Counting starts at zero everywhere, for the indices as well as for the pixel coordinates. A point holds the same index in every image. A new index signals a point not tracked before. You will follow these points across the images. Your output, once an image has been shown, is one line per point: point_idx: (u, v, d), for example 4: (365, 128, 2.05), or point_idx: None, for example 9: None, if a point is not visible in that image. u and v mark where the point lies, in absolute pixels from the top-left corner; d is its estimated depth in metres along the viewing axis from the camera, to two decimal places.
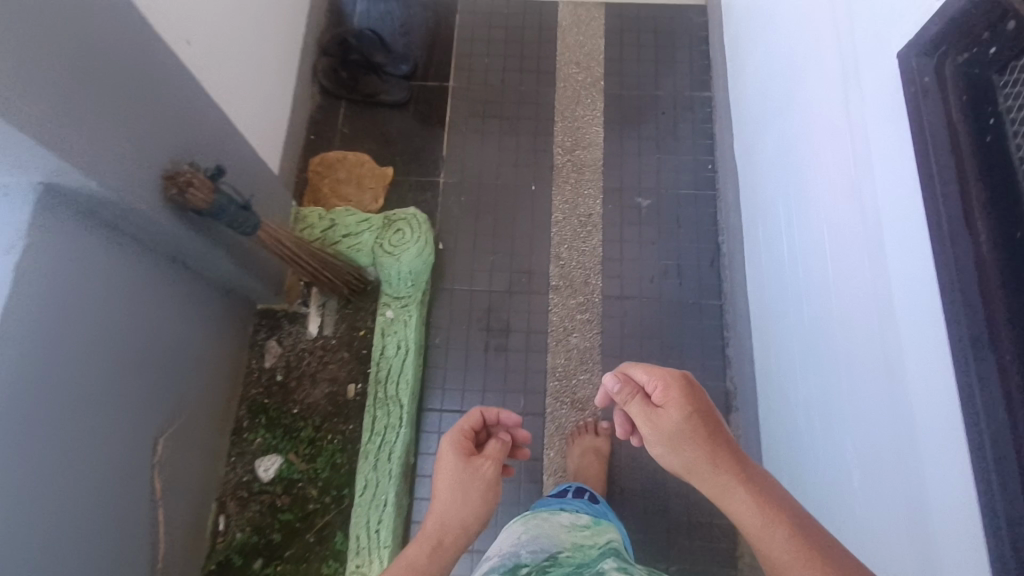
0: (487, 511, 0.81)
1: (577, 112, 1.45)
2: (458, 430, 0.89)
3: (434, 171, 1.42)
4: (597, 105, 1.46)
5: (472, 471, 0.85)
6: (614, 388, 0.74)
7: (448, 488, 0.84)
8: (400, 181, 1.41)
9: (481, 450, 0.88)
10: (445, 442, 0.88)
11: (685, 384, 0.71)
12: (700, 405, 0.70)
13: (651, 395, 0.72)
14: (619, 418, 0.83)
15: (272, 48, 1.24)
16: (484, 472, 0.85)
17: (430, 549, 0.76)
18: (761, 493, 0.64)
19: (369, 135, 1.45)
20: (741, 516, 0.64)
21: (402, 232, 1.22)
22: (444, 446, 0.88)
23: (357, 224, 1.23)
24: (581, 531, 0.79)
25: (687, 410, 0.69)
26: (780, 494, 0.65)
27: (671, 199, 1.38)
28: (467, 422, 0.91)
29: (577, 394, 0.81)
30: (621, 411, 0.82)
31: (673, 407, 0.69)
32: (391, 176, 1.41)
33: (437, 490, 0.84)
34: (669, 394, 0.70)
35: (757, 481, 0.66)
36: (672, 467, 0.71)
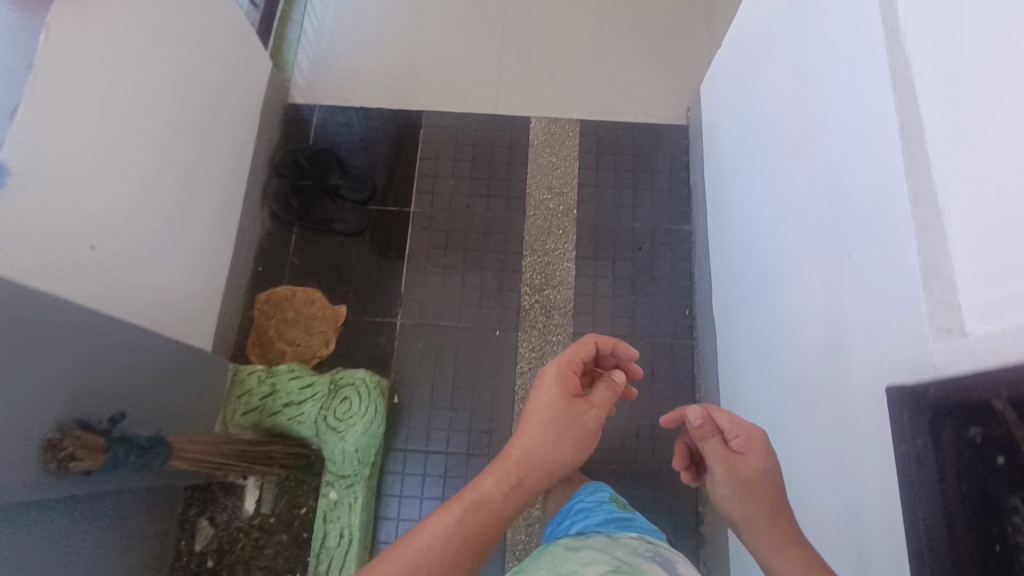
0: (581, 446, 0.68)
1: (548, 244, 1.35)
2: (567, 366, 0.74)
3: (391, 309, 1.31)
4: (570, 236, 1.35)
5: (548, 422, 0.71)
6: (694, 423, 0.72)
7: (543, 412, 0.68)
8: (354, 321, 1.30)
9: (593, 390, 0.73)
10: (551, 372, 0.72)
11: (767, 447, 0.70)
12: (774, 460, 0.69)
13: (729, 440, 0.71)
14: (678, 449, 0.79)
15: (204, 198, 1.12)
16: (591, 409, 0.71)
17: (520, 480, 0.62)
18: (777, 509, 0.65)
19: (322, 267, 1.34)
20: (777, 566, 0.61)
21: (349, 401, 1.11)
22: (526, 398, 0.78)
23: (300, 390, 1.12)
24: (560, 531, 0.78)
25: (765, 465, 0.68)
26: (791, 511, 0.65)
27: (646, 350, 1.28)
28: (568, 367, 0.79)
29: (585, 356, 0.77)
30: (684, 441, 0.79)
31: (756, 459, 0.68)
32: (344, 315, 1.30)
33: (527, 419, 0.68)
34: (751, 442, 0.70)
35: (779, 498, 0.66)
36: (727, 513, 0.69)
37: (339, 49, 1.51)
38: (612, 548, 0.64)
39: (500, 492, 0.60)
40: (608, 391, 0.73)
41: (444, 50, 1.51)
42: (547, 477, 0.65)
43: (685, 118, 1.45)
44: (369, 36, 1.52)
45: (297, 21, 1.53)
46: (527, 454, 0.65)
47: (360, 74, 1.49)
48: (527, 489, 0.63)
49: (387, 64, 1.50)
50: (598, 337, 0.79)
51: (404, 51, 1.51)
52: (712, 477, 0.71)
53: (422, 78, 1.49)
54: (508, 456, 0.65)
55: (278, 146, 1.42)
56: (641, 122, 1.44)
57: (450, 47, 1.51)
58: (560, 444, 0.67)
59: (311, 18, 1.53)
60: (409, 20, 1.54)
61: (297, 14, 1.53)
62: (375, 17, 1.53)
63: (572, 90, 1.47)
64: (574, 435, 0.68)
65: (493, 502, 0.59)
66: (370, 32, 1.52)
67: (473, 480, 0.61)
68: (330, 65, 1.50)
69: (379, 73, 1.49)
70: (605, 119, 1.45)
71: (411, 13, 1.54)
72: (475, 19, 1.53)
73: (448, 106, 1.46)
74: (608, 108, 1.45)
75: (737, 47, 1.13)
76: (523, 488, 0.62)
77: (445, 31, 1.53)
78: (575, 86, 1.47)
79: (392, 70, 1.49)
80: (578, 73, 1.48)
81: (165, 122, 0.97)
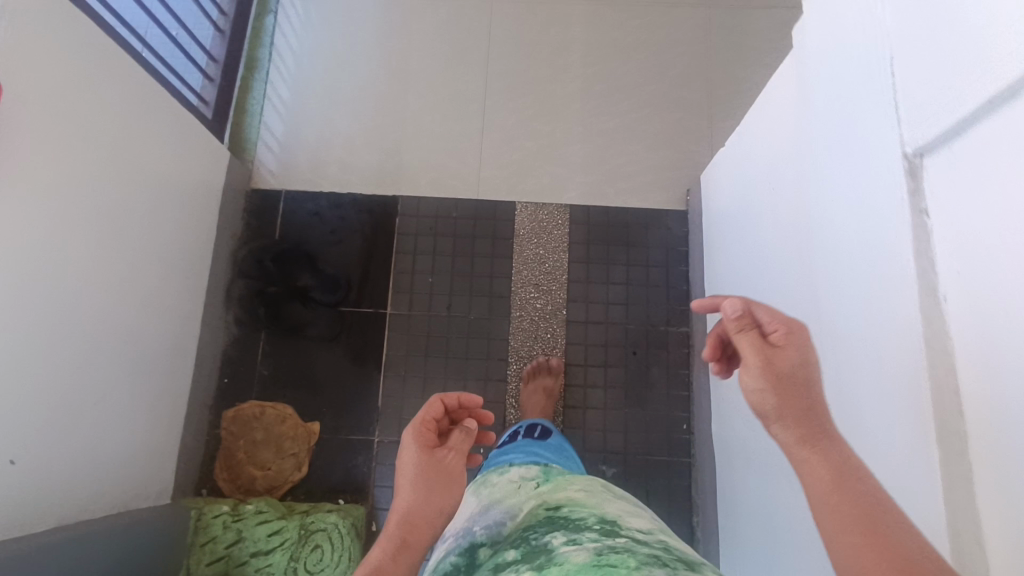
0: (452, 484, 0.63)
1: (534, 350, 1.26)
2: (422, 425, 0.68)
3: (366, 426, 1.22)
4: (557, 340, 1.26)
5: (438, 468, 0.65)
6: (730, 316, 0.53)
7: (406, 473, 0.63)
8: (327, 439, 1.22)
9: (451, 437, 0.68)
10: (406, 437, 0.66)
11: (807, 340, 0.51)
12: (815, 370, 0.50)
13: (768, 331, 0.52)
14: (709, 340, 0.58)
15: (137, 338, 1.02)
16: (449, 452, 0.66)
17: (408, 540, 0.57)
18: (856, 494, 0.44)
19: (291, 379, 1.25)
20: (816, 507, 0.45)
21: (320, 550, 1.05)
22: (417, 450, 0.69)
23: (268, 537, 1.06)
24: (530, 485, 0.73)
25: (807, 361, 0.50)
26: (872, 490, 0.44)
27: (639, 469, 1.20)
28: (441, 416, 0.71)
29: (437, 415, 0.70)
30: (716, 331, 0.58)
31: (797, 351, 0.50)
32: (317, 433, 1.22)
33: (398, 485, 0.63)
34: (793, 333, 0.51)
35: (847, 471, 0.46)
36: (768, 429, 0.50)
37: (307, 125, 1.39)
38: (617, 502, 0.64)
39: (387, 557, 0.55)
40: (463, 436, 0.69)
41: (421, 124, 1.39)
42: (437, 529, 0.60)
43: (685, 202, 1.33)
44: (339, 109, 1.40)
45: (260, 92, 1.40)
46: (405, 518, 0.59)
47: (330, 153, 1.38)
48: (416, 548, 0.57)
49: (359, 140, 1.38)
50: (445, 396, 0.71)
51: (378, 126, 1.39)
52: (741, 379, 0.51)
53: (397, 157, 1.37)
54: (386, 525, 0.58)
55: (243, 241, 1.31)
56: (634, 206, 1.33)
57: (428, 121, 1.39)
58: (432, 496, 0.61)
59: (275, 88, 1.41)
60: (382, 90, 1.42)
61: (259, 83, 1.41)
62: (346, 88, 1.42)
63: (559, 171, 1.35)
64: (447, 484, 0.63)
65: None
66: (341, 104, 1.41)
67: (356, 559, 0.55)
68: (297, 143, 1.38)
69: (351, 152, 1.37)
70: (595, 203, 1.33)
71: (385, 82, 1.42)
72: (455, 88, 1.41)
73: (426, 189, 1.35)
74: (598, 190, 1.34)
75: (741, 160, 1.01)
76: (411, 549, 0.57)
77: (422, 103, 1.41)
78: (562, 166, 1.36)
79: (364, 148, 1.38)
80: (566, 151, 1.37)
81: (72, 288, 0.87)
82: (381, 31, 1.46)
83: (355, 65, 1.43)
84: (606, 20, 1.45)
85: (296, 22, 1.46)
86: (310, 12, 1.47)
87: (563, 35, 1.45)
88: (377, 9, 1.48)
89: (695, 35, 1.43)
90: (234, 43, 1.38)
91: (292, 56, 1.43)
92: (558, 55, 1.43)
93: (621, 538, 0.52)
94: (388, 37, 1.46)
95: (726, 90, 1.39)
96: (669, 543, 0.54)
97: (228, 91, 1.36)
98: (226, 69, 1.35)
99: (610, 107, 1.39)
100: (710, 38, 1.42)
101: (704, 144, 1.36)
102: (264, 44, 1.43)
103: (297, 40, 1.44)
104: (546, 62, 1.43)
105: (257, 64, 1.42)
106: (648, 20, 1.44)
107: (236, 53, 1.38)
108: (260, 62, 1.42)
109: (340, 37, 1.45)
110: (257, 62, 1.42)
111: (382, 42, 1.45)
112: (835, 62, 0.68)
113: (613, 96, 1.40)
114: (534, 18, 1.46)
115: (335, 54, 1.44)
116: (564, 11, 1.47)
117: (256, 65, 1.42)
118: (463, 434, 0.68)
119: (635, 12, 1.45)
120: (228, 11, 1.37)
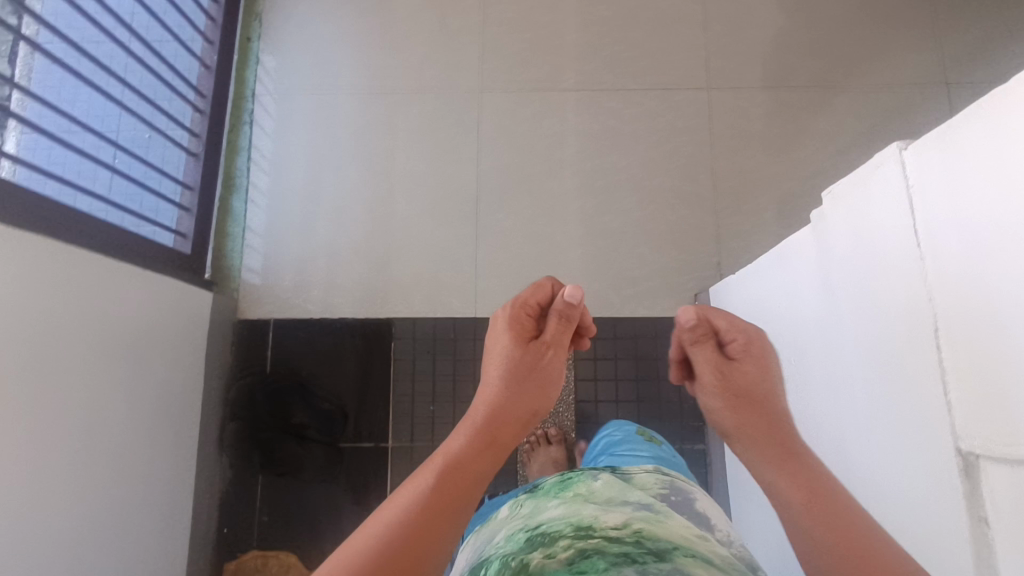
0: (545, 385, 0.65)
1: None
2: (521, 312, 0.70)
3: None
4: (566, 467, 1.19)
5: (532, 364, 0.66)
6: (689, 325, 0.70)
7: (500, 353, 0.67)
8: None
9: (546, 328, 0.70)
10: (501, 322, 0.69)
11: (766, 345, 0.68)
12: (775, 373, 0.66)
13: (728, 342, 0.69)
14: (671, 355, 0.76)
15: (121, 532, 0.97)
16: (548, 349, 0.68)
17: (494, 439, 0.59)
18: (816, 486, 0.53)
19: (290, 523, 1.20)
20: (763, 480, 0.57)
21: None
22: (494, 338, 0.70)
23: None
24: (522, 504, 0.60)
25: (766, 371, 0.65)
26: (832, 484, 0.54)
27: None
28: (536, 297, 0.72)
29: (534, 310, 0.72)
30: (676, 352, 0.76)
31: (755, 370, 0.65)
32: None
33: (487, 367, 0.67)
34: (751, 348, 0.67)
35: (809, 467, 0.55)
36: (717, 426, 0.65)
37: (289, 243, 1.31)
38: (627, 483, 0.60)
39: (471, 446, 0.57)
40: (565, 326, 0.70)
41: (411, 234, 1.28)
42: (520, 427, 0.62)
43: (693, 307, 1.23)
44: (321, 223, 1.31)
45: (241, 212, 1.34)
46: (494, 413, 0.61)
47: (316, 274, 1.29)
48: (503, 449, 0.59)
49: (345, 257, 1.29)
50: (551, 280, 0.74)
51: (364, 239, 1.29)
52: (704, 382, 0.67)
53: (387, 274, 1.27)
54: (475, 416, 0.61)
55: (233, 376, 1.26)
56: (643, 316, 1.23)
57: (417, 229, 1.28)
58: (525, 394, 0.63)
59: (255, 206, 1.33)
60: (367, 198, 1.30)
61: (238, 203, 1.34)
62: (327, 198, 1.31)
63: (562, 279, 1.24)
64: (541, 385, 0.65)
65: (467, 470, 0.55)
66: (323, 217, 1.31)
67: (440, 448, 0.57)
68: (280, 265, 1.30)
69: (337, 271, 1.28)
70: (602, 314, 1.23)
71: (370, 187, 1.31)
72: (440, 192, 1.29)
73: (421, 307, 1.26)
74: (604, 299, 1.24)
75: (756, 303, 0.94)
76: (497, 447, 0.59)
77: (410, 209, 1.29)
78: (564, 274, 1.24)
79: (352, 266, 1.28)
80: (565, 257, 1.25)
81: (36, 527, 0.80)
82: (363, 129, 1.34)
83: (336, 170, 1.32)
84: (605, 109, 1.31)
85: (271, 128, 1.36)
86: (285, 115, 1.36)
87: (558, 128, 1.31)
88: (357, 103, 1.35)
89: (699, 120, 1.29)
90: (209, 164, 1.31)
91: (269, 167, 1.35)
92: (552, 151, 1.29)
93: (594, 539, 0.48)
94: (371, 135, 1.33)
95: (733, 180, 1.26)
96: (649, 532, 0.49)
97: (205, 217, 1.29)
98: (202, 194, 1.28)
99: (610, 205, 1.27)
100: (715, 125, 1.29)
101: (712, 242, 1.24)
102: (241, 158, 1.36)
103: (274, 150, 1.35)
104: (540, 158, 1.29)
105: (235, 182, 1.35)
106: (648, 107, 1.31)
107: (212, 174, 1.31)
108: (238, 179, 1.35)
109: (319, 140, 1.34)
110: (234, 179, 1.35)
111: (364, 141, 1.33)
112: (864, 274, 0.62)
113: (613, 195, 1.27)
114: (525, 110, 1.31)
115: (314, 160, 1.33)
116: (559, 100, 1.32)
117: (235, 183, 1.35)
118: (565, 305, 0.70)
119: (633, 101, 1.31)
120: (199, 131, 1.30)
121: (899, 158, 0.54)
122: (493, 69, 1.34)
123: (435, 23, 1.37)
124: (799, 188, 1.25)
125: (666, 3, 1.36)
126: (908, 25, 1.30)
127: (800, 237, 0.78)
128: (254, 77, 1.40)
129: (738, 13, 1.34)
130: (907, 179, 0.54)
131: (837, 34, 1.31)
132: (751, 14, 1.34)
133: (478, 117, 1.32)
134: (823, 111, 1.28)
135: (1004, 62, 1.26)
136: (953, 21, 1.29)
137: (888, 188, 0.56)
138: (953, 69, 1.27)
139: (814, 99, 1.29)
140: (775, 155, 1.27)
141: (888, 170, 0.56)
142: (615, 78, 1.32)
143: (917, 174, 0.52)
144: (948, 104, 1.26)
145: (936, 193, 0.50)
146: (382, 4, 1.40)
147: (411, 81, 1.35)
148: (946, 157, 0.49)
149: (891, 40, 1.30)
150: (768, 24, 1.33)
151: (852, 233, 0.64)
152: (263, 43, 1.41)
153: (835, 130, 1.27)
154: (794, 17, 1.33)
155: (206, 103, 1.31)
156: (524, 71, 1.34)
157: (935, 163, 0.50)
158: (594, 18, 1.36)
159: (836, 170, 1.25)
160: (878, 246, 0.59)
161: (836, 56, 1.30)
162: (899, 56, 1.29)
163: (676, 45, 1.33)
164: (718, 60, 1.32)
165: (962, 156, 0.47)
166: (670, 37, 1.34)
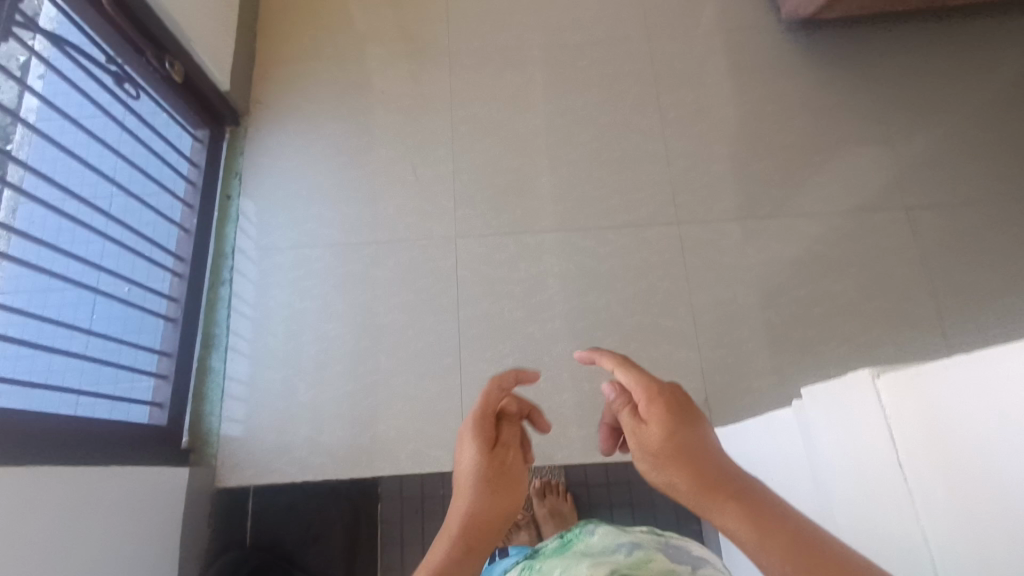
0: (512, 489, 0.64)
1: None
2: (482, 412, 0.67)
3: None
4: None
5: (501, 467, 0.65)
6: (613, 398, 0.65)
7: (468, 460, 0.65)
8: None
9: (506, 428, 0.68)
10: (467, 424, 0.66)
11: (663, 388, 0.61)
12: (686, 417, 0.59)
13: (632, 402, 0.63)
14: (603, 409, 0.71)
15: None
16: (509, 449, 0.66)
17: (471, 546, 0.59)
18: (766, 531, 0.49)
19: None
20: (733, 536, 0.51)
21: None
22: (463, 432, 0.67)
23: None
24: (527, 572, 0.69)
25: (667, 426, 0.58)
26: (784, 522, 0.49)
27: None
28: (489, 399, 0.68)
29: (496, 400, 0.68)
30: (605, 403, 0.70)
31: (655, 425, 0.59)
32: None
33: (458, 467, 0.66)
34: (649, 400, 0.60)
35: (754, 511, 0.50)
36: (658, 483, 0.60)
37: (269, 403, 1.28)
38: (623, 533, 0.67)
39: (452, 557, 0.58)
40: (515, 427, 0.68)
41: (395, 388, 1.27)
42: (499, 533, 0.61)
43: None
44: (301, 380, 1.29)
45: (220, 371, 1.31)
46: (468, 522, 0.60)
47: (297, 434, 1.25)
48: (481, 555, 0.60)
49: (326, 415, 1.26)
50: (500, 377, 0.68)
51: (346, 396, 1.27)
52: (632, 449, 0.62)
53: (371, 430, 1.25)
54: (449, 530, 0.60)
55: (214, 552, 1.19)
56: None
57: (401, 382, 1.27)
58: (493, 501, 0.62)
59: (234, 365, 1.31)
60: (347, 353, 1.30)
61: (218, 362, 1.32)
62: (306, 354, 1.30)
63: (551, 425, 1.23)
64: (512, 489, 0.64)
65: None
66: (302, 375, 1.29)
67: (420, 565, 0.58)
68: (260, 426, 1.26)
69: (318, 431, 1.25)
70: (594, 458, 1.21)
71: (350, 342, 1.30)
72: (423, 343, 1.30)
73: (408, 464, 1.22)
74: (595, 443, 1.22)
75: None
76: (474, 554, 0.59)
77: (393, 363, 1.29)
78: (554, 420, 1.24)
79: (333, 424, 1.25)
80: (556, 401, 1.25)
81: None
82: (341, 283, 1.35)
83: (315, 326, 1.32)
84: (579, 248, 1.34)
85: (251, 284, 1.36)
86: (264, 271, 1.37)
87: (536, 270, 1.33)
88: (336, 257, 1.36)
89: (672, 254, 1.32)
90: (188, 327, 1.30)
91: (248, 324, 1.33)
92: (533, 294, 1.32)
93: None
94: (350, 289, 1.34)
95: (713, 314, 1.28)
96: None
97: (183, 381, 1.27)
98: (180, 359, 1.27)
99: (593, 346, 1.27)
100: (689, 259, 1.32)
101: (698, 379, 1.23)
102: (220, 315, 1.35)
103: (253, 306, 1.35)
104: (521, 304, 1.31)
105: (214, 340, 1.33)
106: (621, 244, 1.34)
107: (190, 337, 1.30)
108: (217, 337, 1.34)
109: (298, 296, 1.34)
110: (214, 338, 1.34)
111: (343, 295, 1.34)
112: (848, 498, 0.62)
113: (595, 336, 1.28)
114: (502, 254, 1.34)
115: (294, 316, 1.33)
116: (534, 242, 1.35)
117: (214, 341, 1.33)
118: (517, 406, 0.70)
119: (606, 239, 1.34)
120: (177, 295, 1.30)
121: (873, 386, 0.55)
122: (468, 216, 1.38)
123: (408, 174, 1.41)
124: (782, 319, 1.26)
125: (630, 141, 1.41)
126: (860, 152, 1.37)
127: (780, 418, 0.79)
128: (234, 232, 1.40)
129: (699, 147, 1.40)
130: (885, 409, 0.54)
131: (796, 163, 1.37)
132: (712, 148, 1.39)
133: (456, 264, 1.35)
134: (792, 241, 1.31)
135: (958, 185, 1.32)
136: (902, 146, 1.37)
137: (866, 410, 0.57)
138: (913, 193, 1.33)
139: (782, 229, 1.32)
140: (753, 286, 1.29)
141: (863, 393, 0.57)
142: (588, 218, 1.36)
143: (895, 410, 0.53)
144: (914, 230, 1.30)
145: (913, 444, 0.51)
146: (357, 155, 1.44)
147: (388, 233, 1.38)
148: (918, 403, 0.50)
149: (847, 167, 1.36)
150: (729, 157, 1.38)
151: (830, 438, 0.64)
152: (243, 197, 1.43)
153: (809, 259, 1.30)
154: (753, 149, 1.39)
155: (185, 266, 1.32)
156: (497, 216, 1.37)
157: (908, 403, 0.51)
158: (563, 159, 1.41)
159: (816, 299, 1.27)
160: (860, 458, 0.59)
161: (797, 186, 1.35)
162: (856, 183, 1.35)
163: (644, 182, 1.38)
164: (685, 195, 1.36)
165: (936, 410, 0.48)
166: (637, 174, 1.39)
